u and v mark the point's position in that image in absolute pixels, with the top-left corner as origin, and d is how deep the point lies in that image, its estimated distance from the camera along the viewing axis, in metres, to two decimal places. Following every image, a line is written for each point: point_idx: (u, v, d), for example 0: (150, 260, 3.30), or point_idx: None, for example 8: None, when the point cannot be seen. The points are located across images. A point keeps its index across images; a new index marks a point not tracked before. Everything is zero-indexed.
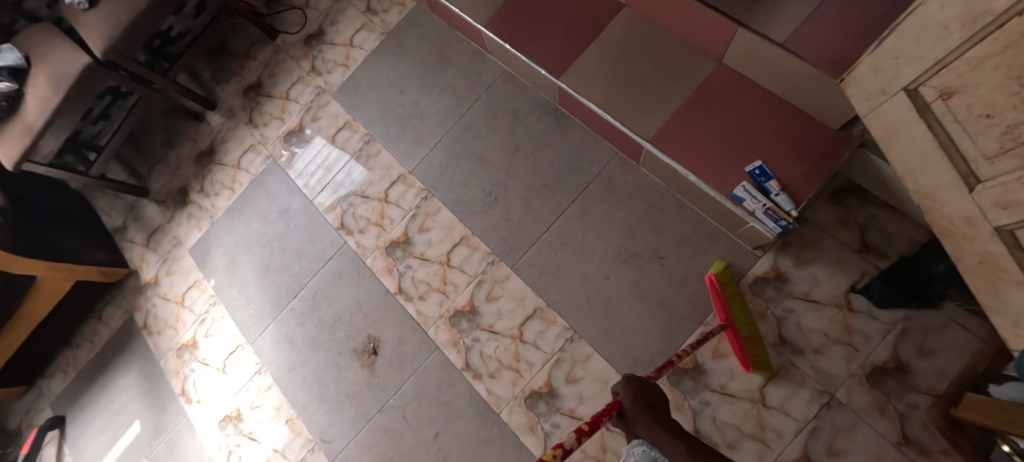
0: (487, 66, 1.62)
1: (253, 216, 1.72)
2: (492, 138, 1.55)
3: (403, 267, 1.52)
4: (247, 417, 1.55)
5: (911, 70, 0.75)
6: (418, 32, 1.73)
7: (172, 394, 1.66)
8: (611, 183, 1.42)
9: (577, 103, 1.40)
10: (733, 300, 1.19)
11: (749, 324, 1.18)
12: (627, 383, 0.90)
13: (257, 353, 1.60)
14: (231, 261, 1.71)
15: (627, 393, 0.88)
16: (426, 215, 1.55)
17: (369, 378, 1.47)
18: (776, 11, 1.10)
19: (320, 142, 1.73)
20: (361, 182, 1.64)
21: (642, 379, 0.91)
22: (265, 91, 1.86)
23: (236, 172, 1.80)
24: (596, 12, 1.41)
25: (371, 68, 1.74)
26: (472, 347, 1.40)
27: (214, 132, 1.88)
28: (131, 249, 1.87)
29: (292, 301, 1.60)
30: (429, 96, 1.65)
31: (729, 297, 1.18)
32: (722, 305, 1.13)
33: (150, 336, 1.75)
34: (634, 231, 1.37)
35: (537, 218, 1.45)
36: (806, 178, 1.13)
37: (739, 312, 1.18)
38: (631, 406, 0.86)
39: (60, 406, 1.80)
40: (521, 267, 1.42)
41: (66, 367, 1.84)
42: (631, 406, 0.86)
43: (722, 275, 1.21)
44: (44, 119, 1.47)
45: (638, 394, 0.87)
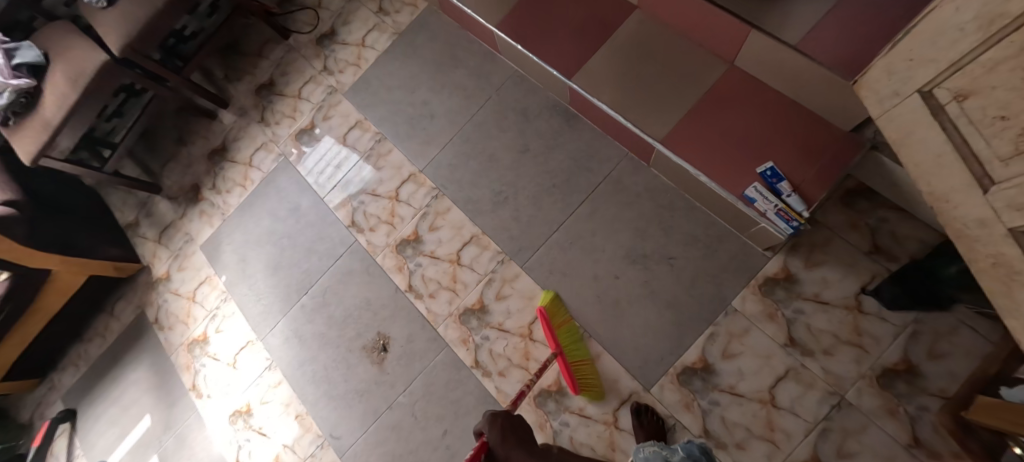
0: (498, 66, 1.63)
1: (264, 214, 1.74)
2: (502, 138, 1.56)
3: (412, 266, 1.53)
4: (257, 412, 1.56)
5: (923, 73, 0.76)
6: (429, 33, 1.74)
7: (182, 389, 1.67)
8: (621, 184, 1.42)
9: (588, 104, 1.41)
10: (562, 327, 1.32)
11: (581, 349, 1.31)
12: (491, 423, 1.02)
13: (267, 349, 1.61)
14: (241, 258, 1.72)
15: (495, 430, 1.01)
16: (436, 213, 1.56)
17: (378, 375, 1.48)
18: (790, 13, 1.10)
19: (327, 142, 1.75)
20: (371, 181, 1.65)
21: (502, 415, 1.04)
22: (277, 90, 1.87)
23: (248, 170, 1.81)
24: (607, 14, 1.42)
25: (382, 67, 1.76)
26: (481, 346, 1.41)
27: (226, 130, 1.90)
28: (143, 245, 1.89)
29: (302, 297, 1.62)
30: (439, 96, 1.66)
31: (559, 326, 1.31)
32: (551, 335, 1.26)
33: (161, 331, 1.76)
34: (643, 231, 1.37)
35: (546, 218, 1.45)
36: (818, 179, 1.13)
37: (571, 338, 1.31)
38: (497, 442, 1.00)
39: (71, 400, 1.82)
40: (530, 266, 1.43)
41: (77, 361, 1.85)
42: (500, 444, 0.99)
43: (552, 306, 1.34)
44: (61, 115, 1.49)
45: (504, 430, 1.01)
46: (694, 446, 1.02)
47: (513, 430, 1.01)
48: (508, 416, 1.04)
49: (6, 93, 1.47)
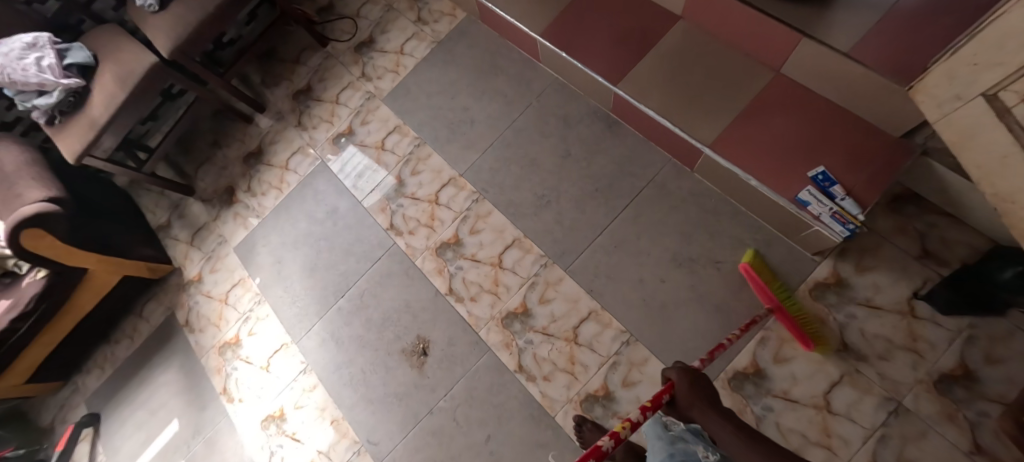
0: (538, 74, 1.66)
1: (300, 216, 1.74)
2: (543, 143, 1.57)
3: (453, 269, 1.53)
4: (291, 417, 1.54)
5: (989, 76, 0.76)
6: (469, 41, 1.77)
7: (213, 392, 1.65)
8: (664, 188, 1.43)
9: (633, 110, 1.43)
10: (771, 283, 1.24)
11: (798, 304, 1.23)
12: (682, 375, 0.96)
13: (302, 352, 1.59)
14: (277, 260, 1.72)
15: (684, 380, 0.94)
16: (477, 217, 1.56)
17: (418, 379, 1.46)
18: (841, 21, 1.13)
19: (352, 151, 1.77)
20: (410, 184, 1.66)
21: (694, 371, 0.96)
22: (314, 95, 1.89)
23: (284, 173, 1.82)
24: (651, 22, 1.45)
25: (421, 74, 1.78)
26: (525, 350, 1.40)
27: (262, 134, 1.91)
28: (175, 246, 1.88)
29: (338, 300, 1.60)
30: (480, 102, 1.68)
31: (770, 282, 1.24)
32: (766, 289, 1.20)
33: (191, 333, 1.74)
34: (688, 235, 1.37)
35: (589, 222, 1.46)
36: (870, 183, 1.14)
37: (786, 295, 1.24)
38: (684, 391, 0.94)
39: (96, 403, 1.78)
40: (574, 270, 1.43)
41: (103, 363, 1.82)
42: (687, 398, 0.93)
43: (755, 262, 1.26)
44: (108, 114, 1.50)
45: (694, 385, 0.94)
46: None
47: (704, 390, 0.93)
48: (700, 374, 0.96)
49: (55, 92, 1.48)
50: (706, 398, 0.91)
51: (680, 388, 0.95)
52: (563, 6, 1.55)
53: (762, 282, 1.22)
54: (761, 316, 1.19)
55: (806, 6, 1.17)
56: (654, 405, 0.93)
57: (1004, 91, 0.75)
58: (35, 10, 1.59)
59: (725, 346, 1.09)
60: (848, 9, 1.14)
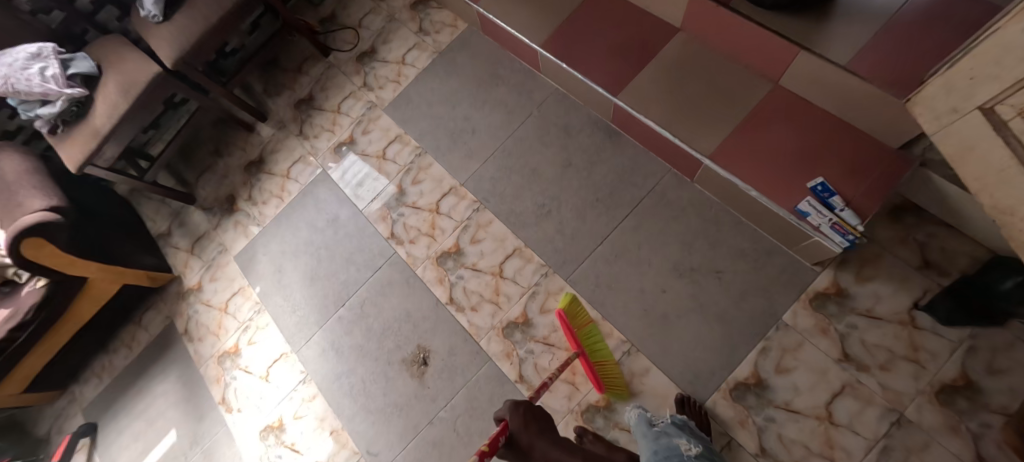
0: (539, 83, 1.67)
1: (301, 224, 1.74)
2: (544, 153, 1.58)
3: (453, 278, 1.53)
4: (290, 427, 1.53)
5: (985, 89, 0.77)
6: (470, 51, 1.79)
7: (211, 402, 1.64)
8: (665, 198, 1.44)
9: (633, 120, 1.44)
10: (584, 329, 1.24)
11: (603, 347, 1.27)
12: (516, 408, 1.12)
13: (302, 361, 1.59)
14: (277, 269, 1.71)
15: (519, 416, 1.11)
16: (478, 226, 1.56)
17: (419, 389, 1.45)
18: (840, 34, 1.15)
19: (354, 160, 1.77)
20: (410, 194, 1.66)
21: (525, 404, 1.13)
22: (316, 104, 1.90)
23: (286, 181, 1.82)
24: (652, 34, 1.46)
25: (423, 83, 1.79)
26: (526, 360, 1.39)
27: (264, 143, 1.92)
28: (175, 255, 1.87)
29: (339, 309, 1.60)
30: (481, 112, 1.69)
31: (579, 327, 1.21)
32: (576, 339, 1.15)
33: (190, 342, 1.73)
34: (690, 244, 1.37)
35: (591, 231, 1.46)
36: (869, 194, 1.14)
37: (592, 336, 1.26)
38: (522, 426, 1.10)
39: (93, 412, 1.77)
40: (575, 279, 1.43)
41: (102, 372, 1.81)
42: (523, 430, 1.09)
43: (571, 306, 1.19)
44: (110, 124, 1.51)
45: (528, 421, 1.11)
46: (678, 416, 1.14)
47: (533, 420, 1.11)
48: (530, 407, 1.13)
49: (59, 101, 1.49)
50: (538, 426, 1.10)
51: (515, 424, 1.10)
52: (565, 18, 1.57)
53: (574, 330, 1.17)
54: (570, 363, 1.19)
55: (805, 18, 1.18)
56: (492, 448, 1.02)
57: (1000, 105, 0.76)
58: (39, 20, 1.60)
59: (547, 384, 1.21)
60: (848, 22, 1.15)
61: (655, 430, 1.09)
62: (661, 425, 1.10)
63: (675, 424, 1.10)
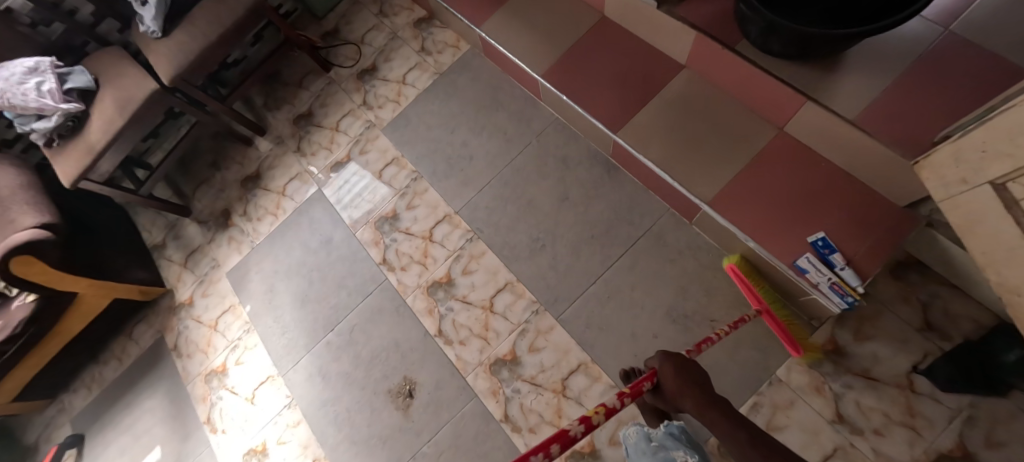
0: (539, 111, 1.64)
1: (295, 245, 1.72)
2: (541, 185, 1.55)
3: (443, 309, 1.51)
4: (273, 452, 1.52)
5: (997, 166, 0.73)
6: (471, 74, 1.76)
7: (197, 421, 1.63)
8: (662, 240, 1.40)
9: (633, 158, 1.41)
10: (762, 287, 1.24)
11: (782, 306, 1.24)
12: (667, 361, 0.92)
13: (288, 385, 1.57)
14: (268, 288, 1.70)
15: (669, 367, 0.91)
16: (471, 256, 1.54)
17: (403, 422, 1.43)
18: (848, 87, 1.09)
19: (353, 166, 1.77)
20: (404, 219, 1.64)
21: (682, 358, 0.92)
22: (314, 121, 1.89)
23: (281, 198, 1.81)
24: (655, 69, 1.42)
25: (422, 105, 1.77)
26: (512, 399, 1.37)
27: (261, 159, 1.90)
28: (168, 268, 1.87)
29: (327, 334, 1.59)
30: (479, 138, 1.66)
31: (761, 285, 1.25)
32: (756, 292, 1.21)
33: (179, 358, 1.73)
34: (684, 289, 1.34)
35: (585, 269, 1.43)
36: (871, 253, 1.10)
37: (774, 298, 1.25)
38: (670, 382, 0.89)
39: (81, 423, 1.77)
40: (566, 318, 1.40)
41: (91, 383, 1.81)
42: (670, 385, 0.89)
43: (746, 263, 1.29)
44: (106, 140, 1.50)
45: (680, 373, 0.89)
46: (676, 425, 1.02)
47: (688, 373, 0.88)
48: (688, 361, 0.91)
49: (54, 116, 1.48)
50: (688, 379, 0.87)
51: (665, 375, 0.91)
52: (567, 47, 1.53)
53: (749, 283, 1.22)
54: (749, 317, 1.18)
55: (814, 66, 1.12)
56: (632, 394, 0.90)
57: (1012, 183, 0.72)
58: (39, 32, 1.59)
59: (712, 340, 1.09)
60: (857, 73, 1.09)
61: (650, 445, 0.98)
62: (656, 438, 0.99)
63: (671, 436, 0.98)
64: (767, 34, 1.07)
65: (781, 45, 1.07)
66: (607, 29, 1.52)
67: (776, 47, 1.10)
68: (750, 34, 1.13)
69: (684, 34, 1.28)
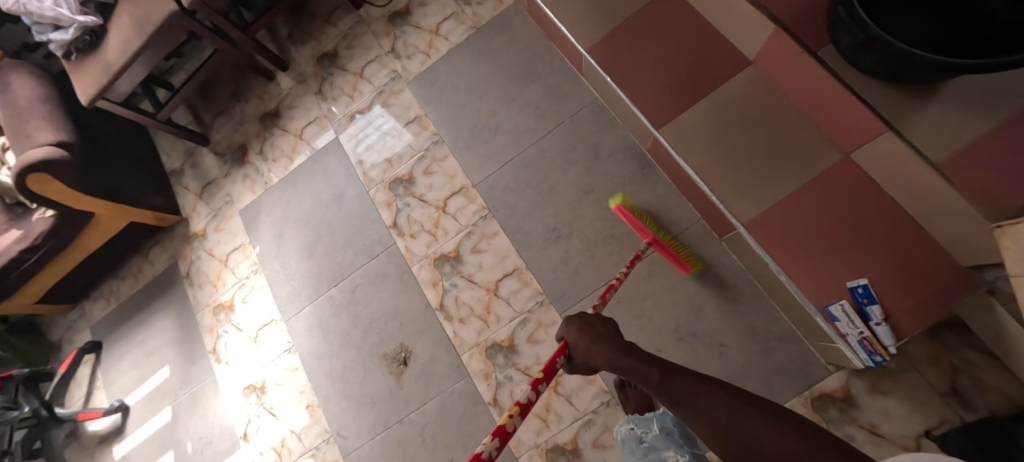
0: (577, 89, 1.53)
1: (307, 193, 1.72)
2: (566, 171, 1.47)
3: (447, 284, 1.48)
4: (270, 391, 1.58)
5: None
6: (510, 36, 1.64)
7: (204, 350, 1.70)
8: (684, 252, 1.32)
9: (670, 159, 1.29)
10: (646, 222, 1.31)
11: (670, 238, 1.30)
12: (571, 322, 0.89)
13: (289, 332, 1.61)
14: (278, 234, 1.72)
15: (573, 332, 0.88)
16: (482, 235, 1.49)
17: (394, 387, 1.46)
18: (944, 122, 0.86)
19: (375, 113, 1.74)
20: (420, 184, 1.60)
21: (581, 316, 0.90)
22: (339, 63, 1.84)
23: (297, 142, 1.80)
24: (714, 63, 1.26)
25: (452, 63, 1.69)
26: (502, 385, 1.37)
27: (282, 96, 1.89)
28: (184, 196, 1.90)
29: (331, 289, 1.60)
30: (508, 108, 1.57)
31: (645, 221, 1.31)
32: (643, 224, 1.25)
33: (191, 287, 1.78)
34: (698, 308, 1.28)
35: (596, 269, 1.37)
36: (917, 312, 0.98)
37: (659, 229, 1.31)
38: (582, 346, 0.86)
39: (99, 332, 1.87)
40: (570, 315, 1.36)
41: (109, 296, 1.89)
42: (579, 346, 0.86)
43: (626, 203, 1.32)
44: (122, 61, 1.44)
45: (585, 328, 0.87)
46: (669, 418, 1.05)
47: (593, 329, 0.86)
48: (589, 315, 0.90)
49: (71, 29, 1.43)
50: (596, 332, 0.85)
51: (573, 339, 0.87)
52: (621, 22, 1.36)
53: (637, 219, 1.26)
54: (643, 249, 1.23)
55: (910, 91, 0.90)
56: (547, 375, 0.83)
57: None
58: None
59: (615, 285, 1.14)
60: (961, 108, 0.86)
61: (642, 447, 1.02)
62: (649, 438, 1.03)
63: (664, 432, 1.02)
64: (863, 46, 0.86)
65: (875, 62, 0.87)
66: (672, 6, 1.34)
67: (868, 62, 0.89)
68: (842, 42, 0.92)
69: (760, 26, 1.10)
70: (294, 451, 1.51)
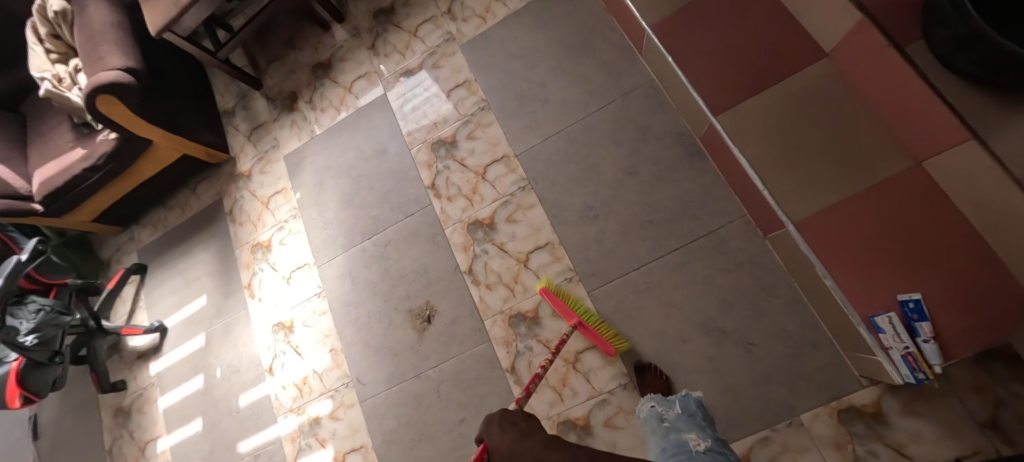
0: (632, 69, 1.49)
1: (350, 145, 1.75)
2: (610, 150, 1.44)
3: (478, 250, 1.49)
4: (298, 331, 1.65)
5: None
6: (570, 8, 1.62)
7: (239, 284, 1.77)
8: (724, 246, 1.28)
9: (724, 149, 1.25)
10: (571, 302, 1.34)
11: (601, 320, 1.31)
12: (490, 422, 0.85)
13: (321, 277, 1.66)
14: (318, 182, 1.76)
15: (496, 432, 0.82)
16: (519, 205, 1.49)
17: (415, 343, 1.49)
18: None
19: (423, 75, 1.74)
20: (462, 148, 1.60)
21: (501, 412, 0.87)
22: (395, 20, 1.85)
23: (346, 94, 1.83)
24: (786, 52, 1.20)
25: (507, 29, 1.67)
26: (522, 354, 1.38)
27: (335, 47, 1.91)
28: (234, 136, 1.95)
29: (364, 241, 1.64)
30: (559, 81, 1.55)
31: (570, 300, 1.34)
32: (565, 308, 1.31)
33: (233, 224, 1.85)
34: (731, 304, 1.25)
35: (629, 253, 1.35)
36: (971, 334, 0.92)
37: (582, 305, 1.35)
38: (502, 442, 0.80)
39: (145, 256, 1.97)
40: (597, 295, 1.35)
41: (157, 223, 1.98)
42: (500, 446, 0.80)
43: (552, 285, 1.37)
44: None
45: (505, 424, 0.83)
46: (691, 401, 1.07)
47: (514, 426, 0.83)
48: (505, 410, 0.87)
49: None
50: (518, 431, 0.81)
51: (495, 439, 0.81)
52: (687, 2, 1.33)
53: (559, 302, 1.32)
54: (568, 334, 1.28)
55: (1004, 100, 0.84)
56: None
57: None
58: None
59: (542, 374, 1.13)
60: None
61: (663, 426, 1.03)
62: (670, 418, 1.04)
63: (686, 414, 1.04)
64: (960, 42, 0.82)
65: (970, 62, 0.83)
66: None
67: (961, 62, 0.85)
68: (936, 38, 0.88)
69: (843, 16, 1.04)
70: (314, 390, 1.58)
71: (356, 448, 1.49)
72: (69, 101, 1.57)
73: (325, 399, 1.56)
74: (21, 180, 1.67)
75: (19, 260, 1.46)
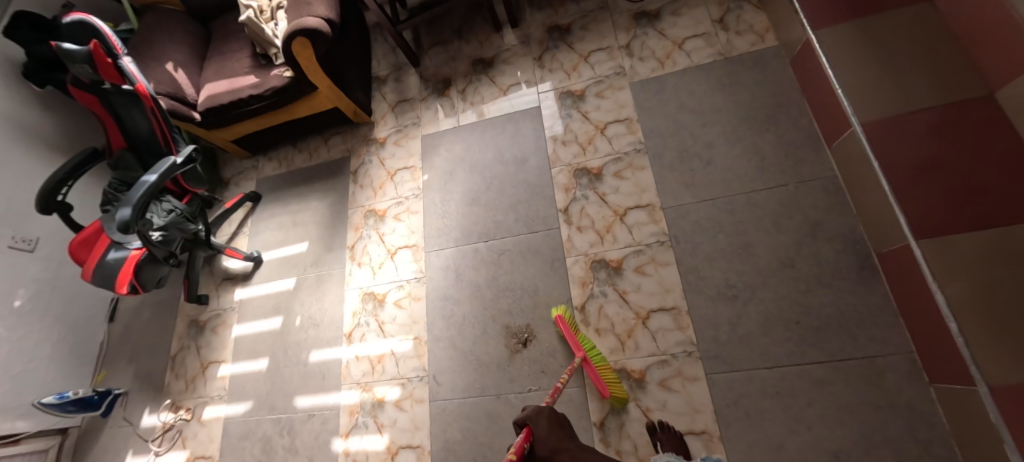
0: (817, 159, 1.37)
1: (490, 145, 1.74)
2: (770, 235, 1.34)
3: (596, 290, 1.43)
4: (387, 308, 1.63)
5: None
6: (762, 76, 1.51)
7: (343, 242, 1.79)
8: (881, 379, 1.15)
9: (911, 277, 1.12)
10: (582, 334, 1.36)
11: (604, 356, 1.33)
12: (539, 413, 1.07)
13: (425, 263, 1.64)
14: (450, 170, 1.75)
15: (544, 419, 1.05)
16: (653, 258, 1.41)
17: (505, 362, 1.44)
18: None
19: (583, 100, 1.68)
20: (606, 183, 1.54)
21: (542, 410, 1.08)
22: (568, 39, 1.80)
23: (500, 96, 1.81)
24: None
25: (686, 80, 1.59)
26: (616, 413, 1.30)
27: (501, 49, 1.89)
28: (379, 103, 1.99)
29: (478, 242, 1.61)
30: (729, 147, 1.46)
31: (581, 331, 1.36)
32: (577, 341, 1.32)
33: (355, 184, 1.87)
34: (873, 445, 1.11)
35: (765, 348, 1.25)
36: None
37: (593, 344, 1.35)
38: (545, 430, 1.03)
39: (263, 187, 2.03)
40: (717, 381, 1.25)
41: (282, 160, 2.05)
42: (552, 439, 1.01)
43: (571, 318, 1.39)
44: None
45: (554, 423, 1.05)
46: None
47: (561, 425, 1.05)
48: (553, 412, 1.09)
49: None
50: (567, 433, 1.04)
51: (540, 429, 1.03)
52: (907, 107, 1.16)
53: (572, 334, 1.34)
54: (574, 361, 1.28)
55: None
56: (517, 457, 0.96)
57: None
58: None
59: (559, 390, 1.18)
60: None
61: None
62: None
63: None
64: None
65: None
66: (987, 109, 1.05)
67: None
68: None
69: None
70: (387, 372, 1.55)
71: (412, 445, 1.44)
72: (262, 32, 1.67)
73: (395, 384, 1.53)
74: (192, 89, 1.78)
75: (173, 162, 1.53)
